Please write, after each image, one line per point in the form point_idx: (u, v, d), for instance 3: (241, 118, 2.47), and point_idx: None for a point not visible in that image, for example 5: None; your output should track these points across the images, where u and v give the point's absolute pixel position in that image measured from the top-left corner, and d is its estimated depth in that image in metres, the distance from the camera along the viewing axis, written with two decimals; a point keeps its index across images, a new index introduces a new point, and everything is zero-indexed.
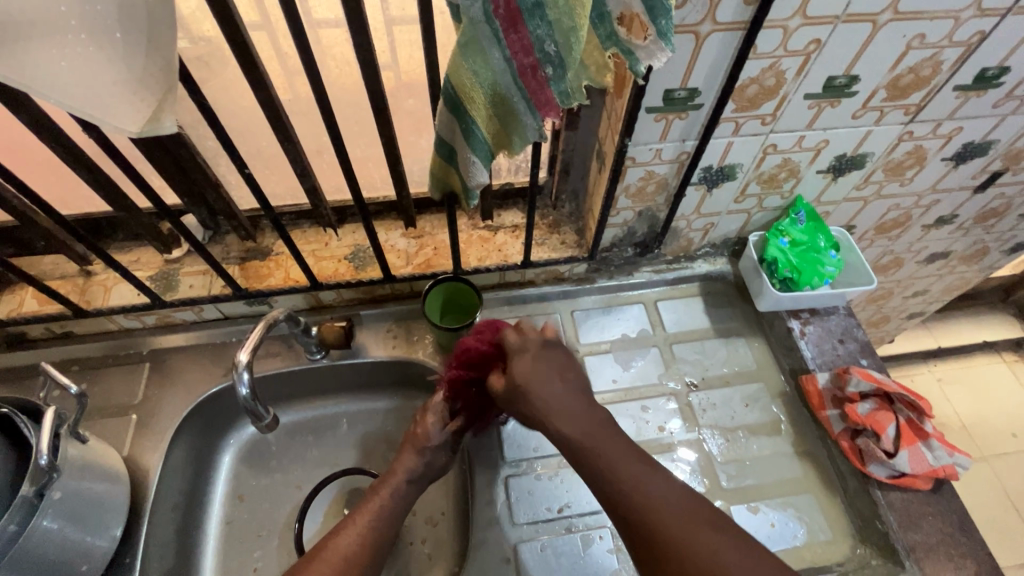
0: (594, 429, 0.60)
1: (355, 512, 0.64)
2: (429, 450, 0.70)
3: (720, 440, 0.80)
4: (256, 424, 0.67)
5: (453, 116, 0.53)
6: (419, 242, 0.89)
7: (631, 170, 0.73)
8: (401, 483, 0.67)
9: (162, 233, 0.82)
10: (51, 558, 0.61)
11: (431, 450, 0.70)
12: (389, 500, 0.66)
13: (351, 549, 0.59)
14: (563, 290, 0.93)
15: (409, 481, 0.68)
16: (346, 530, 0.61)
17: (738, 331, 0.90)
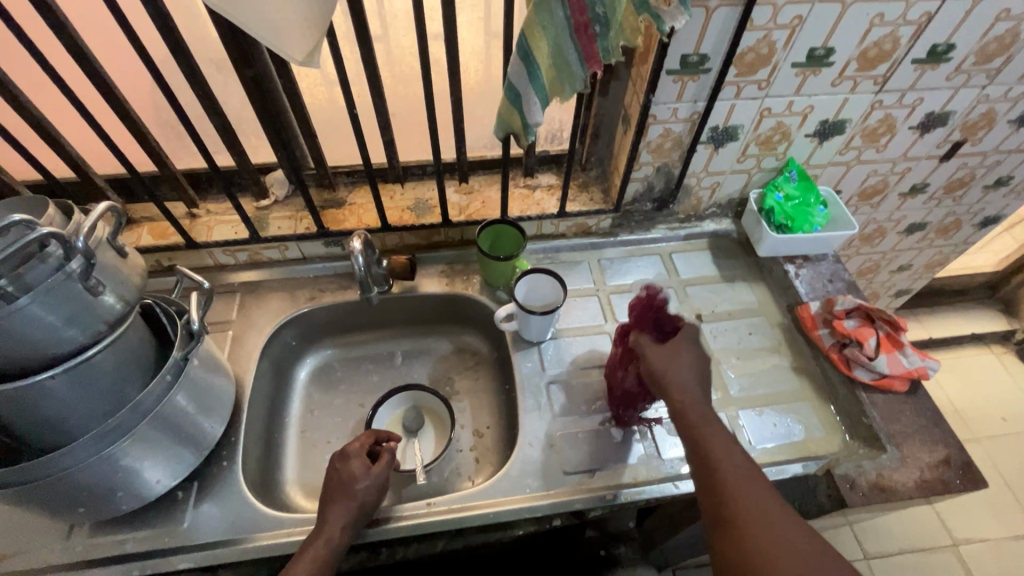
0: (706, 417, 0.69)
1: (305, 543, 0.67)
2: (355, 493, 0.70)
3: (732, 360, 0.94)
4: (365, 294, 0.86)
5: (522, 65, 0.70)
6: (470, 197, 1.04)
7: (652, 127, 0.89)
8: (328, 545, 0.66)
9: (259, 182, 0.98)
10: (180, 422, 0.74)
11: (360, 492, 0.70)
12: (328, 548, 0.66)
13: None
14: (591, 241, 1.08)
15: (344, 529, 0.68)
16: (296, 567, 0.64)
17: (741, 276, 1.05)
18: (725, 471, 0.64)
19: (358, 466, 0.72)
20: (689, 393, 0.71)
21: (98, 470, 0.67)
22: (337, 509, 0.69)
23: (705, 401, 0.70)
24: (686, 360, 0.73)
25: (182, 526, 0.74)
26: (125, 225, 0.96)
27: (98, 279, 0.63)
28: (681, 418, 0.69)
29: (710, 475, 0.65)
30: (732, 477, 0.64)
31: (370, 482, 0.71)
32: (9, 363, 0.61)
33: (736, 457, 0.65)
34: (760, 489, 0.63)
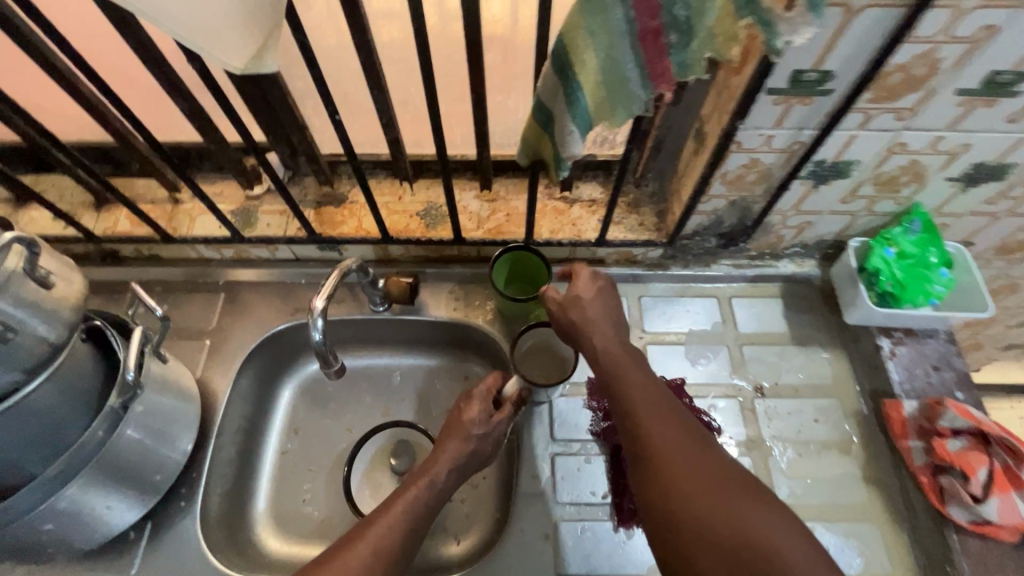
0: (624, 363, 0.60)
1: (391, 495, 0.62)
2: (474, 437, 0.67)
3: (786, 453, 0.76)
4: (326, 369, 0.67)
5: (558, 79, 0.50)
6: (492, 206, 0.86)
7: (734, 155, 0.67)
8: (402, 513, 0.59)
9: (246, 169, 0.83)
10: (127, 466, 0.66)
11: (476, 440, 0.67)
12: (427, 490, 0.62)
13: (381, 538, 0.56)
14: (634, 273, 0.89)
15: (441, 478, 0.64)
16: (379, 519, 0.58)
17: (817, 340, 0.84)
18: (652, 424, 0.54)
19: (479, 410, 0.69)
20: (613, 350, 0.62)
21: (18, 531, 0.59)
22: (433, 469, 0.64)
23: (625, 351, 0.62)
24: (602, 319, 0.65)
25: (129, 575, 0.68)
26: (102, 207, 0.85)
27: (7, 324, 0.52)
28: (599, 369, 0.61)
29: (635, 432, 0.55)
30: (659, 429, 0.53)
31: (484, 438, 0.68)
32: None
33: (665, 408, 0.56)
34: (694, 443, 0.53)
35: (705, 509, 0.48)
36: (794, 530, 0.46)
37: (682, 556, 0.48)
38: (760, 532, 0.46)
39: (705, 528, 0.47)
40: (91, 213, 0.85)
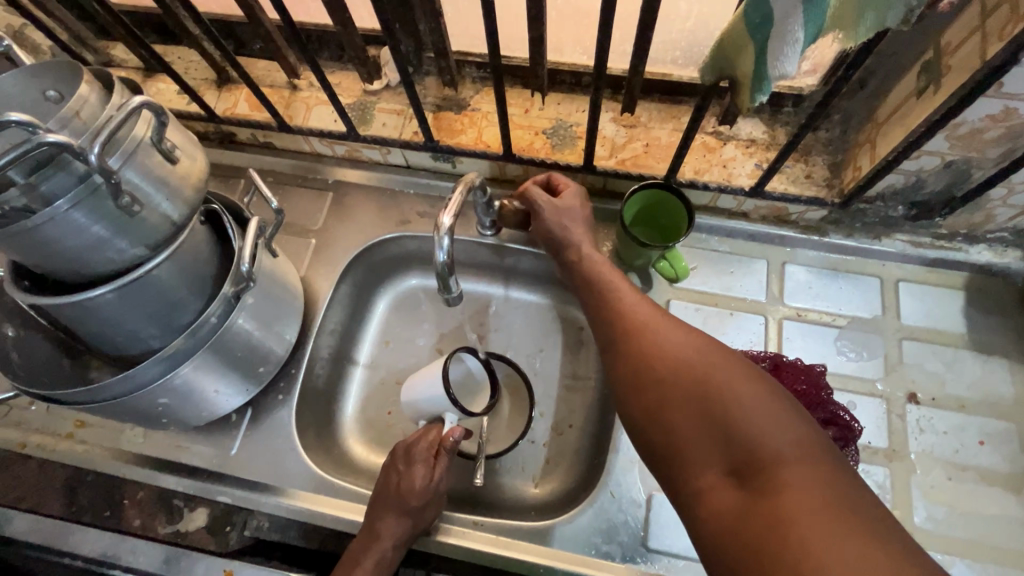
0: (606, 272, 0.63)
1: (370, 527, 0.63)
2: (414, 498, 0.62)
3: (935, 472, 0.65)
4: (441, 296, 0.58)
5: None
6: (630, 133, 0.74)
7: (984, 101, 0.51)
8: (386, 554, 0.62)
9: (368, 59, 0.76)
10: (238, 353, 0.66)
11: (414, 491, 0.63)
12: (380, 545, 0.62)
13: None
14: (782, 234, 0.75)
15: (399, 542, 0.62)
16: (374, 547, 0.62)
17: (1003, 350, 0.69)
18: (624, 307, 0.58)
19: (422, 479, 0.63)
20: (594, 259, 0.66)
21: (135, 404, 0.59)
22: (400, 521, 0.62)
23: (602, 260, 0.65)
24: (578, 223, 0.68)
25: (230, 455, 0.69)
26: (223, 86, 0.82)
27: (135, 197, 0.50)
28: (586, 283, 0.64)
29: (609, 315, 0.59)
30: (635, 317, 0.57)
31: (432, 506, 0.63)
32: (54, 273, 0.53)
33: (643, 304, 0.58)
34: (667, 321, 0.55)
35: (685, 373, 0.49)
36: (778, 404, 0.45)
37: (652, 416, 0.50)
38: (741, 402, 0.45)
39: (667, 388, 0.49)
40: (213, 91, 0.83)
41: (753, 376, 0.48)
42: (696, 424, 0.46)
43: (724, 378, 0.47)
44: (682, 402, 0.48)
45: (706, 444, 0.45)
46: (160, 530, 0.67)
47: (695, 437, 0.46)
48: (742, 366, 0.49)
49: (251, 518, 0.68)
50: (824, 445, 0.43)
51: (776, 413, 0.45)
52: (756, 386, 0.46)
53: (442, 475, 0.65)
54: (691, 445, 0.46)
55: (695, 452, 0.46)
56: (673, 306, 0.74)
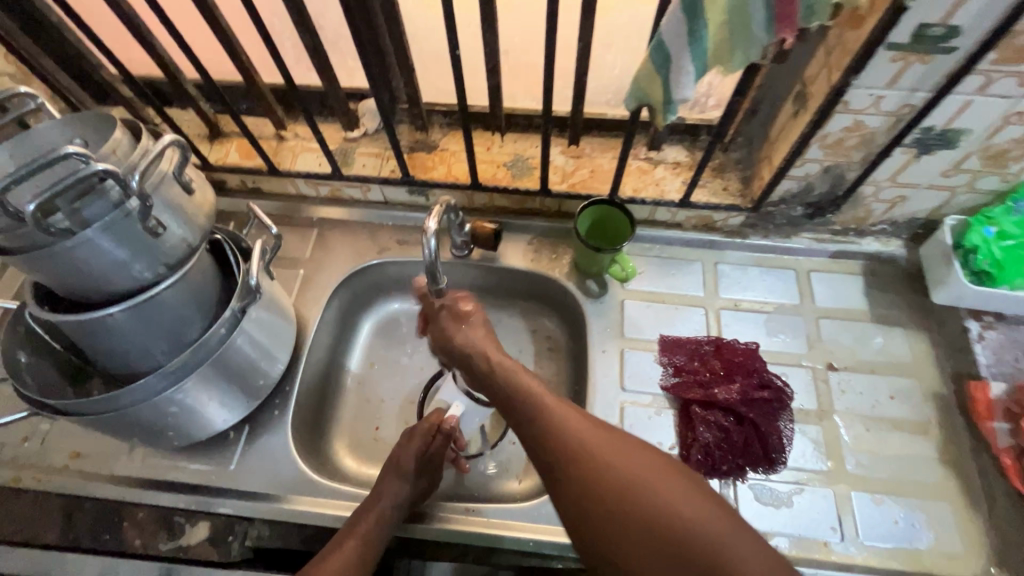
0: (536, 393, 0.60)
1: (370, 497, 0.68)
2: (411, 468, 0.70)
3: (858, 427, 0.76)
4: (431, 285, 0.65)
5: (684, 19, 0.52)
6: (577, 161, 0.88)
7: (838, 117, 0.66)
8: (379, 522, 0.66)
9: (349, 111, 0.88)
10: (240, 366, 0.72)
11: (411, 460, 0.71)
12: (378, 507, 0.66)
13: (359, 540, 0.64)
14: (711, 239, 0.89)
15: (396, 505, 0.67)
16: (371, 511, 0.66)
17: (899, 320, 0.83)
18: (560, 425, 0.57)
19: (420, 446, 0.72)
20: (508, 365, 0.64)
21: (148, 413, 0.64)
22: (399, 483, 0.68)
23: (521, 372, 0.63)
24: (476, 328, 0.68)
25: (229, 469, 0.73)
26: (214, 139, 0.91)
27: (159, 221, 0.58)
28: (517, 399, 0.60)
29: (546, 440, 0.57)
30: (593, 451, 0.55)
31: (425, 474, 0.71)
32: (79, 293, 0.59)
33: (579, 422, 0.58)
34: (609, 443, 0.55)
35: (623, 484, 0.52)
36: (703, 496, 0.51)
37: (600, 530, 0.52)
38: (674, 500, 0.51)
39: (609, 500, 0.52)
40: (206, 144, 0.92)
41: (680, 478, 0.53)
42: (655, 548, 0.49)
43: (658, 482, 0.52)
44: (627, 519, 0.50)
45: (647, 546, 0.49)
46: (161, 547, 0.68)
47: (638, 542, 0.50)
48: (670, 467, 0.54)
49: (251, 528, 0.70)
50: (743, 526, 0.50)
51: (702, 503, 0.51)
52: (685, 482, 0.53)
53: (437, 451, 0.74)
54: (633, 549, 0.50)
55: (637, 554, 0.49)
56: (627, 305, 0.85)
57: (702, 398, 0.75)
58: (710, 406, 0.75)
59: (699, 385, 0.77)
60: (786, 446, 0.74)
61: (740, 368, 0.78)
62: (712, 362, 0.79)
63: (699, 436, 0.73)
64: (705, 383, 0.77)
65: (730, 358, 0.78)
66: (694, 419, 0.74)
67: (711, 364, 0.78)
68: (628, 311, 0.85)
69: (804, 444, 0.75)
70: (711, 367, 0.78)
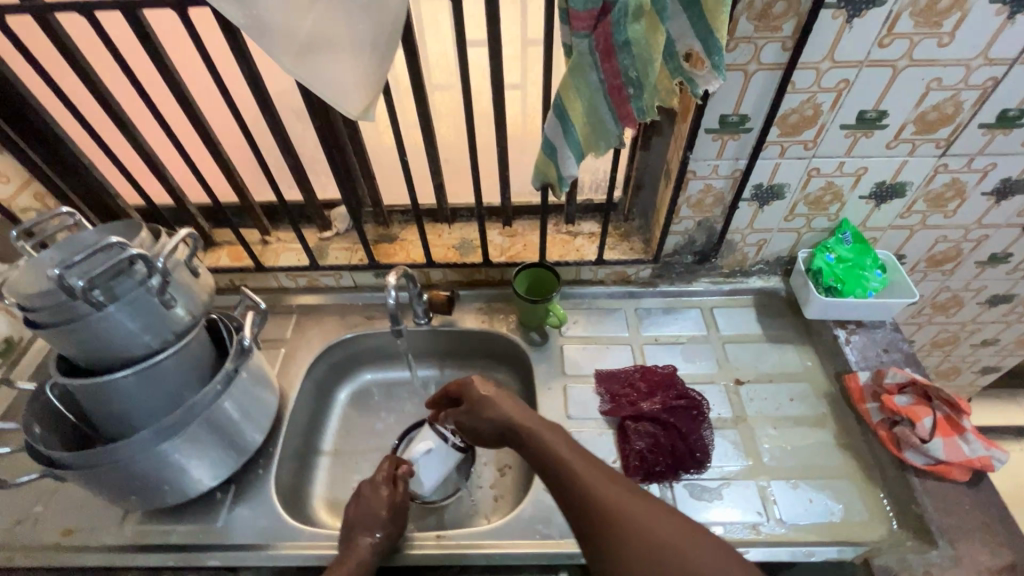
0: (575, 457, 0.69)
1: (345, 549, 0.73)
2: (381, 515, 0.76)
3: (767, 427, 0.90)
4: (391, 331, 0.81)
5: (557, 121, 0.75)
6: (512, 239, 1.09)
7: (692, 182, 0.90)
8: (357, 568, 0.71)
9: (324, 215, 1.08)
10: (230, 424, 0.82)
11: (380, 507, 0.77)
12: (357, 557, 0.72)
13: None
14: (629, 290, 1.08)
15: (372, 550, 0.73)
16: (348, 560, 0.71)
17: (788, 338, 1.01)
18: (589, 486, 0.65)
19: (383, 495, 0.78)
20: (540, 431, 0.74)
21: (149, 462, 0.74)
22: (369, 533, 0.74)
23: (552, 433, 0.73)
24: (505, 405, 0.79)
25: (216, 525, 0.80)
26: (208, 247, 1.09)
27: (171, 295, 0.73)
28: (550, 464, 0.69)
29: (579, 500, 0.64)
30: (617, 508, 0.61)
31: (397, 518, 0.77)
32: (100, 360, 0.72)
33: (608, 482, 0.65)
34: (636, 503, 0.62)
35: (649, 540, 0.58)
36: (726, 557, 0.55)
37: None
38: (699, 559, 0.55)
39: (633, 557, 0.57)
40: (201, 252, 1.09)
41: (704, 538, 0.57)
42: None
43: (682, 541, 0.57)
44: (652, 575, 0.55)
45: None
46: None
47: None
48: (693, 528, 0.59)
49: None
50: None
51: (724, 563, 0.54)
52: (710, 543, 0.57)
53: (399, 493, 0.81)
54: None
55: None
56: (566, 349, 1.01)
57: (633, 416, 0.88)
58: (640, 420, 0.87)
59: (628, 405, 0.90)
60: (709, 447, 0.86)
61: (660, 387, 0.91)
62: (637, 385, 0.92)
63: (634, 447, 0.84)
64: (634, 402, 0.90)
65: (654, 380, 0.92)
66: (627, 433, 0.86)
67: (637, 386, 0.92)
68: (568, 354, 1.00)
69: (727, 446, 0.87)
70: (638, 391, 0.91)
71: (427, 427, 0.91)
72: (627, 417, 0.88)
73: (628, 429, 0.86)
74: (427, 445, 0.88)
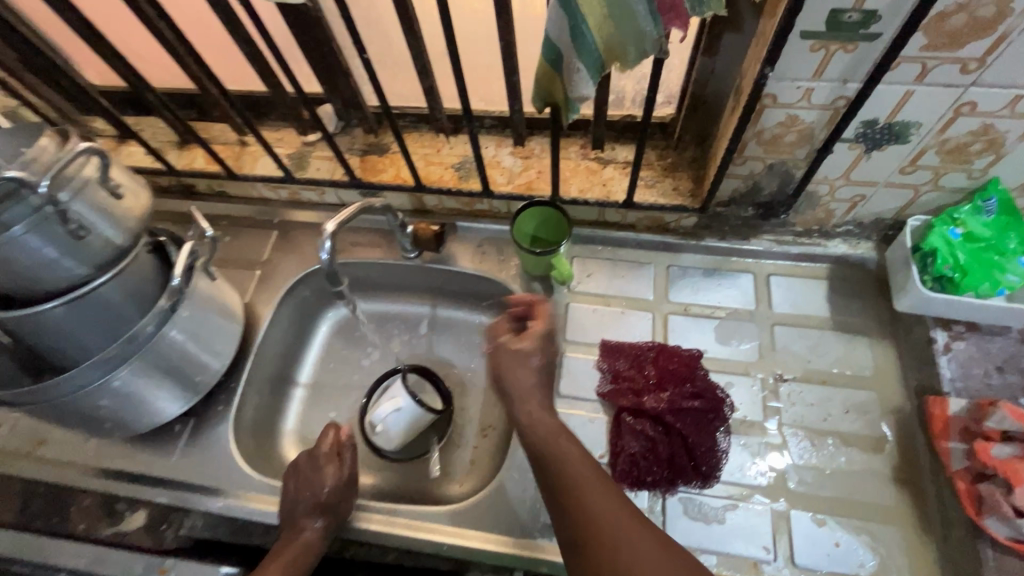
0: (572, 461, 0.58)
1: (288, 534, 0.67)
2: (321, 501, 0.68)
3: (804, 441, 0.71)
4: (328, 287, 0.69)
5: (564, 14, 0.49)
6: (525, 163, 0.87)
7: (769, 111, 0.62)
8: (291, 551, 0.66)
9: (302, 116, 0.90)
10: (176, 362, 0.74)
11: (321, 493, 0.68)
12: (302, 544, 0.66)
13: None
14: (665, 241, 0.86)
15: (317, 537, 0.67)
16: (290, 549, 0.66)
17: (862, 328, 0.77)
18: (584, 500, 0.54)
19: (324, 474, 0.69)
20: (542, 425, 0.62)
21: (77, 404, 0.67)
22: (312, 519, 0.67)
23: (555, 430, 0.61)
24: (527, 376, 0.66)
25: (170, 461, 0.77)
26: (184, 146, 0.96)
27: (82, 223, 0.61)
28: (545, 460, 0.59)
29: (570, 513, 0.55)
30: (613, 538, 0.51)
31: (343, 500, 0.69)
32: (12, 290, 0.63)
33: (607, 500, 0.54)
34: (638, 536, 0.51)
35: None
36: None
37: None
38: None
39: None
40: (176, 151, 0.97)
41: None
42: None
43: None
44: None
45: None
46: (103, 531, 0.74)
47: None
48: None
49: (185, 519, 0.74)
50: None
51: None
52: None
53: (348, 469, 0.72)
54: None
55: None
56: (572, 308, 0.84)
57: (633, 408, 0.73)
58: (641, 416, 0.73)
59: (631, 395, 0.74)
60: (720, 458, 0.70)
61: (672, 379, 0.74)
62: (645, 370, 0.76)
63: (627, 447, 0.71)
64: (637, 391, 0.74)
65: (667, 369, 0.75)
66: (621, 428, 0.72)
67: (646, 374, 0.76)
68: (574, 314, 0.83)
69: (746, 458, 0.71)
70: (647, 379, 0.75)
71: (399, 382, 0.81)
72: (625, 409, 0.74)
73: (623, 425, 0.72)
74: (397, 403, 0.78)
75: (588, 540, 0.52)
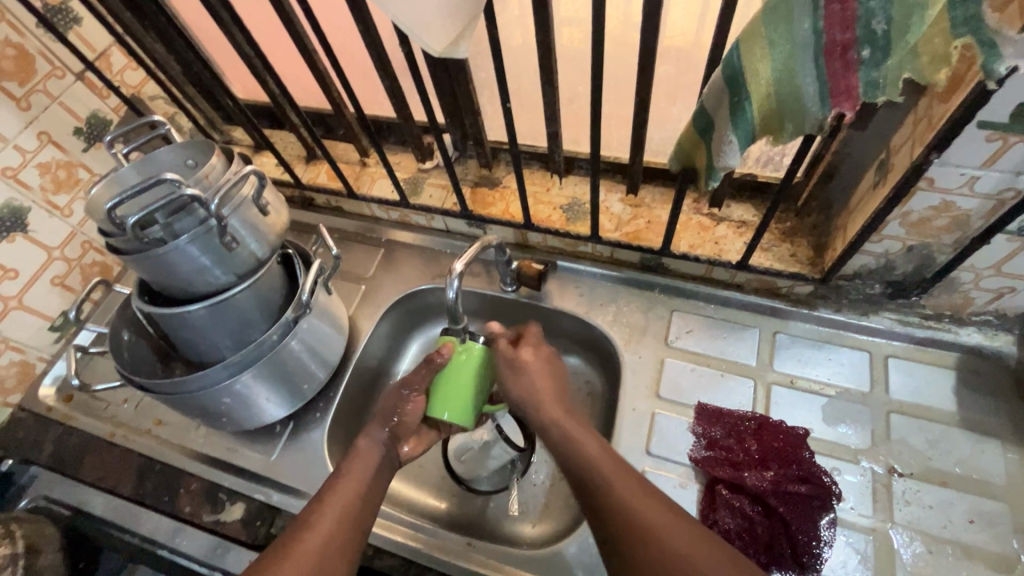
0: (604, 460, 0.59)
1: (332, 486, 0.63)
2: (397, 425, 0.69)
3: (919, 548, 0.66)
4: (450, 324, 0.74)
5: (726, 88, 0.48)
6: (635, 211, 0.87)
7: (920, 194, 0.59)
8: (354, 500, 0.61)
9: (423, 145, 0.94)
10: (290, 369, 0.79)
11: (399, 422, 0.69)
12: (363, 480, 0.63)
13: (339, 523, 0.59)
14: (774, 306, 0.82)
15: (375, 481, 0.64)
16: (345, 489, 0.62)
17: (994, 430, 0.71)
18: (618, 493, 0.56)
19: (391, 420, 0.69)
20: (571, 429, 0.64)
21: (204, 399, 0.73)
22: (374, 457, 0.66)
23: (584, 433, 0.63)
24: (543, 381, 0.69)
25: (270, 459, 0.82)
26: (310, 160, 1.03)
27: (234, 236, 0.67)
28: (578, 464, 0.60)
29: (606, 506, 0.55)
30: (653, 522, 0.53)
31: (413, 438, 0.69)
32: (166, 290, 0.69)
33: (639, 492, 0.56)
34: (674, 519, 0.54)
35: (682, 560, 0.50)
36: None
37: None
38: None
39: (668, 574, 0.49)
40: (302, 165, 1.04)
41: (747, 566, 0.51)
42: None
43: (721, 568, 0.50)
44: None
45: None
46: (204, 517, 0.79)
47: None
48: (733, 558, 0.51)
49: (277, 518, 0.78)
50: None
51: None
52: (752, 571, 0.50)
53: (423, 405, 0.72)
54: None
55: None
56: (667, 364, 0.81)
57: (730, 481, 0.70)
58: (738, 492, 0.70)
59: (729, 465, 0.72)
60: (824, 551, 0.66)
61: (776, 456, 0.71)
62: (742, 441, 0.73)
63: (722, 522, 0.68)
64: (735, 463, 0.72)
65: (767, 442, 0.72)
66: (715, 501, 0.70)
67: (747, 447, 0.72)
68: (669, 371, 0.81)
69: (851, 555, 0.66)
70: (746, 451, 0.72)
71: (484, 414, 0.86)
72: (721, 479, 0.71)
73: (717, 498, 0.70)
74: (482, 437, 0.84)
75: (625, 533, 0.53)
